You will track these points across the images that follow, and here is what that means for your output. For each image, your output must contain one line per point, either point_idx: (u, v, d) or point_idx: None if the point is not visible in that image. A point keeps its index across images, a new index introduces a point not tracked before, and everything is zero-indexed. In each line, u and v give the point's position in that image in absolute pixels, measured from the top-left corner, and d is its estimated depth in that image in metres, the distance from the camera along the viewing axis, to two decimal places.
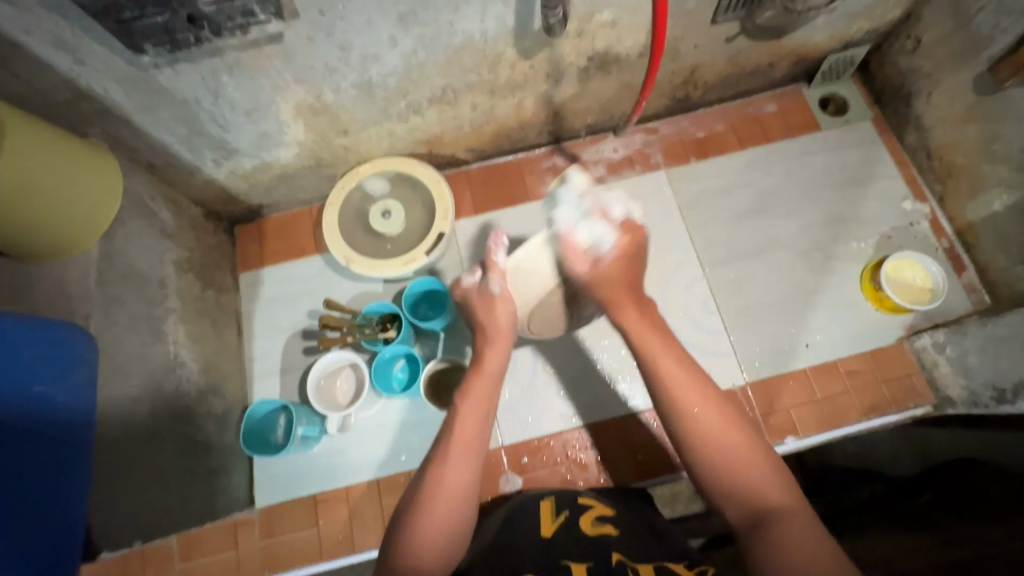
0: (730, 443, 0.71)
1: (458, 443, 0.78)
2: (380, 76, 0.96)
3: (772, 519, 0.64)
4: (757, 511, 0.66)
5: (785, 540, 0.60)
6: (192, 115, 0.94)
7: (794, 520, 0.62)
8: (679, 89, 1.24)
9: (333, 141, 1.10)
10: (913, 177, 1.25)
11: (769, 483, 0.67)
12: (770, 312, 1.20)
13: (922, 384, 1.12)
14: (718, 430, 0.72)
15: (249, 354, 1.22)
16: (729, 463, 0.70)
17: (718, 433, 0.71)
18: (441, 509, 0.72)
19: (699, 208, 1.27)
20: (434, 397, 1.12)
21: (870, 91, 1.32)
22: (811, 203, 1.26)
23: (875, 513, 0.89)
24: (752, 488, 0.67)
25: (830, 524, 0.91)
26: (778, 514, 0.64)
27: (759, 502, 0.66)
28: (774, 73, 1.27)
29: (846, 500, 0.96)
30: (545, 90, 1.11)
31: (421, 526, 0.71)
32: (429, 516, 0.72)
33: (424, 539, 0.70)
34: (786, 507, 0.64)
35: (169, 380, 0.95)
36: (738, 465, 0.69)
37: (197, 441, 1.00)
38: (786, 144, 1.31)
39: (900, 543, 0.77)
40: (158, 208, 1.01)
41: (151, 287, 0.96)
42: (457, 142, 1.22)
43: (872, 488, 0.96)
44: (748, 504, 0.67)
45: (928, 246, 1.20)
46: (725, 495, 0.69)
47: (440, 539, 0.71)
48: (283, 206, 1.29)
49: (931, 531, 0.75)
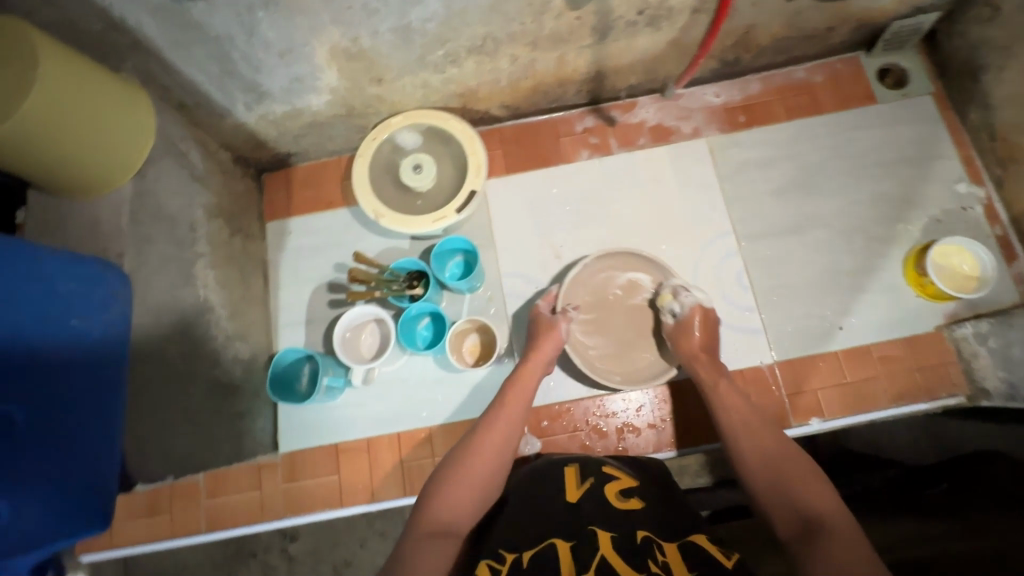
0: (775, 452, 0.77)
1: (506, 424, 0.85)
2: (420, 20, 0.91)
3: (818, 528, 0.66)
4: (806, 520, 0.68)
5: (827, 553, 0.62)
6: (225, 53, 0.91)
7: (845, 536, 0.64)
8: (730, 51, 1.17)
9: (366, 89, 1.07)
10: (971, 158, 1.19)
11: (817, 495, 0.70)
12: (807, 293, 1.16)
13: (957, 373, 1.08)
14: (758, 435, 0.80)
15: (274, 303, 1.23)
16: (781, 483, 0.73)
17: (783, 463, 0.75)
18: (482, 473, 0.79)
19: (739, 179, 1.22)
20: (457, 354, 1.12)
21: (934, 64, 1.24)
22: (859, 180, 1.20)
23: (893, 500, 0.88)
24: (803, 491, 0.71)
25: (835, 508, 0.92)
26: (828, 525, 0.66)
27: (806, 509, 0.69)
28: (833, 38, 1.20)
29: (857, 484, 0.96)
30: (589, 44, 1.05)
31: (461, 488, 0.76)
32: (467, 479, 0.77)
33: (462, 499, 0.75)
34: (834, 518, 0.66)
35: (198, 323, 0.96)
36: (781, 472, 0.74)
37: (224, 383, 1.01)
38: (837, 116, 1.24)
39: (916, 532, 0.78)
40: (188, 149, 1.00)
41: (181, 229, 0.95)
42: (492, 98, 1.17)
43: (885, 474, 0.95)
44: (797, 517, 0.69)
45: (979, 233, 1.15)
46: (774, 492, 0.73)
47: (474, 505, 0.76)
48: (311, 155, 1.27)
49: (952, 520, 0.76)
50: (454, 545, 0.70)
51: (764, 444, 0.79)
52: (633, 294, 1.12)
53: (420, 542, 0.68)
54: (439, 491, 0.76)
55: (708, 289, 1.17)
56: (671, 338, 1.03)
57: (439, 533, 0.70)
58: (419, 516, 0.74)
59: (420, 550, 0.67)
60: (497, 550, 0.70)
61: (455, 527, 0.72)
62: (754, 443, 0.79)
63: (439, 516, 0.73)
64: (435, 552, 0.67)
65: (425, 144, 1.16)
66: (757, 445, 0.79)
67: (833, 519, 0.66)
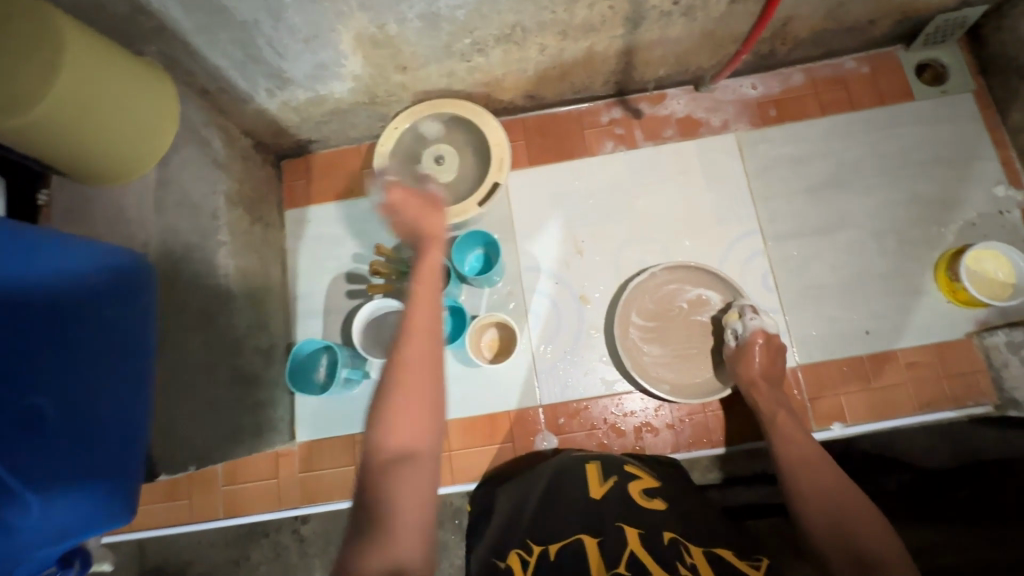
0: (831, 491, 0.79)
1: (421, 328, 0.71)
2: (449, 8, 0.88)
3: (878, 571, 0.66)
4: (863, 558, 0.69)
5: None
6: (250, 39, 0.89)
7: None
8: (765, 43, 1.13)
9: (390, 77, 1.04)
10: (1010, 161, 1.15)
11: (874, 534, 0.71)
12: (834, 295, 1.13)
13: (986, 382, 1.06)
14: (819, 475, 0.82)
15: (293, 292, 1.22)
16: (842, 528, 0.74)
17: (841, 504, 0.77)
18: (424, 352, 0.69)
19: (767, 177, 1.19)
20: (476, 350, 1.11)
21: (976, 60, 1.19)
22: (892, 180, 1.17)
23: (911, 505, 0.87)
24: (863, 534, 0.72)
25: None
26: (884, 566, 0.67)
27: (865, 552, 0.69)
28: (872, 32, 1.15)
29: (870, 486, 0.96)
30: (621, 34, 1.02)
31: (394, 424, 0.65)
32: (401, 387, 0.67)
33: (400, 409, 0.65)
34: (891, 557, 0.67)
35: (220, 312, 0.95)
36: (842, 514, 0.75)
37: (245, 372, 1.01)
38: (872, 113, 1.20)
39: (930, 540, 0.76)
40: (211, 136, 0.99)
41: (203, 218, 0.94)
42: (518, 88, 1.14)
43: (900, 476, 0.94)
44: (854, 557, 0.70)
45: (1016, 238, 1.11)
46: (835, 533, 0.74)
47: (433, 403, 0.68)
48: (331, 143, 1.25)
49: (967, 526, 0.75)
50: (423, 453, 0.64)
51: (820, 481, 0.81)
52: (698, 310, 1.11)
53: (391, 476, 0.62)
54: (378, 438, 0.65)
55: None
56: (733, 358, 1.03)
57: (406, 447, 0.64)
58: (373, 432, 0.65)
59: (395, 483, 0.61)
60: (525, 544, 0.72)
61: (424, 433, 0.66)
62: (812, 479, 0.82)
63: (397, 463, 0.63)
64: (409, 483, 0.62)
65: (449, 134, 1.14)
66: (814, 482, 0.81)
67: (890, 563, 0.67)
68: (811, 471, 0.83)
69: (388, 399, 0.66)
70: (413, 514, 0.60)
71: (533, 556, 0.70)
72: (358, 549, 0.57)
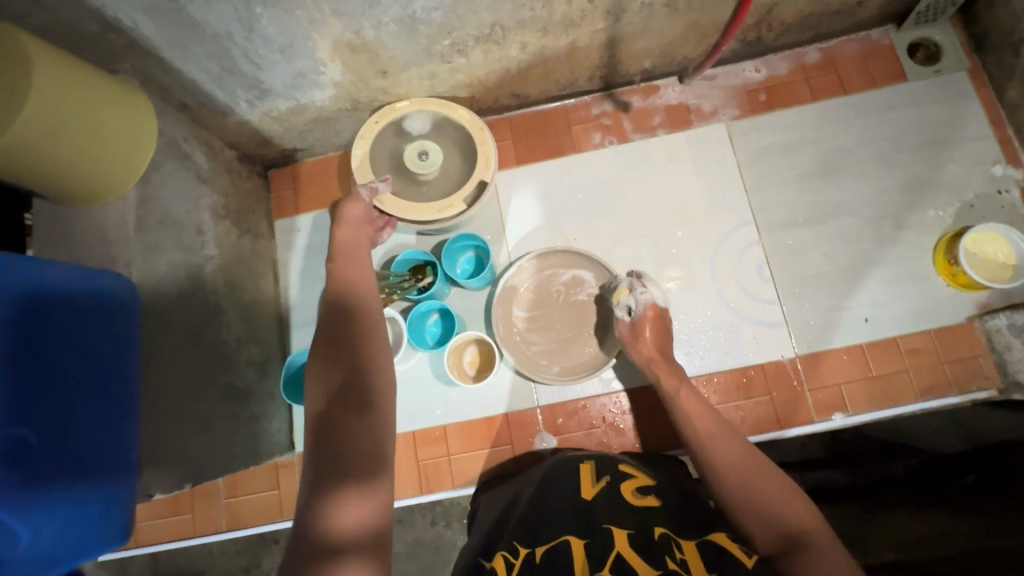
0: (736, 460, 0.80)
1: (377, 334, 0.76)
2: (425, 10, 0.87)
3: (802, 544, 0.68)
4: (788, 536, 0.70)
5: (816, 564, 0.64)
6: (225, 52, 0.88)
7: (825, 545, 0.67)
8: (751, 30, 1.10)
9: (371, 83, 1.03)
10: (1007, 139, 1.12)
11: (790, 509, 0.73)
12: (831, 284, 1.12)
13: (989, 366, 1.05)
14: (728, 445, 0.82)
15: (286, 302, 1.22)
16: (753, 495, 0.75)
17: (745, 474, 0.78)
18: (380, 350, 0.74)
19: (760, 166, 1.17)
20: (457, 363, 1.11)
21: (970, 37, 1.16)
22: (888, 165, 1.15)
23: (909, 484, 0.87)
24: (780, 506, 0.73)
25: (857, 494, 0.91)
26: (809, 541, 0.68)
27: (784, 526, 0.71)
28: (861, 13, 1.13)
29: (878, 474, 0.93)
30: (603, 28, 1.00)
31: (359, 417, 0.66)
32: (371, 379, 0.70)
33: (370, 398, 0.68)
34: (813, 531, 0.70)
35: (209, 328, 0.95)
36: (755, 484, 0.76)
37: (238, 387, 1.01)
38: (865, 96, 1.18)
39: (935, 524, 0.73)
40: (192, 151, 0.98)
41: (188, 234, 0.94)
42: (502, 87, 1.13)
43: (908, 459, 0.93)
44: (775, 527, 0.72)
45: (1015, 218, 1.09)
46: (746, 504, 0.75)
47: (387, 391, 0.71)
48: (317, 151, 1.24)
49: (974, 512, 0.72)
50: (364, 385, 0.69)
51: (732, 453, 0.81)
52: (575, 289, 1.13)
53: (335, 422, 0.65)
54: (341, 428, 0.64)
55: (727, 282, 1.13)
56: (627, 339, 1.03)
57: (345, 395, 0.67)
58: (315, 399, 0.69)
59: (344, 427, 0.64)
60: (513, 544, 0.72)
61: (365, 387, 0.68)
62: (723, 453, 0.81)
63: (362, 449, 0.63)
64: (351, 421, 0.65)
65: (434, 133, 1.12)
66: (728, 456, 0.81)
67: (806, 533, 0.70)
68: (719, 441, 0.83)
69: (354, 392, 0.68)
70: (374, 438, 0.64)
71: (520, 559, 0.69)
72: (324, 490, 0.59)
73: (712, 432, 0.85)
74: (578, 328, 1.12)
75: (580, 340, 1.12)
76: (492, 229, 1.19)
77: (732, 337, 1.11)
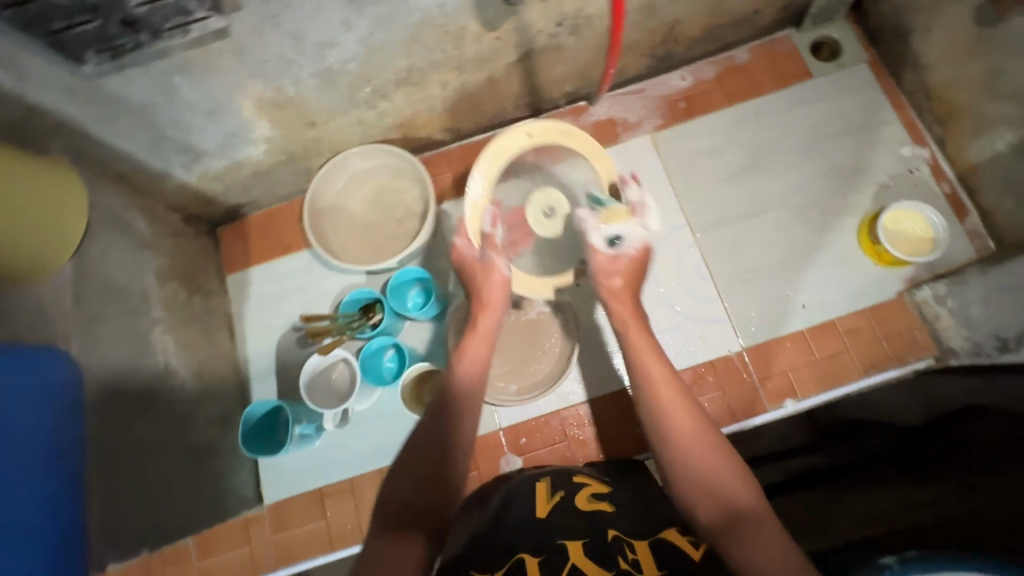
0: (689, 430, 0.76)
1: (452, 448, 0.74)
2: (340, 62, 0.91)
3: (741, 523, 0.65)
4: (729, 515, 0.67)
5: (753, 549, 0.61)
6: (152, 120, 0.91)
7: (765, 527, 0.64)
8: (660, 46, 1.17)
9: (302, 134, 1.07)
10: (911, 121, 1.19)
11: (733, 485, 0.70)
12: (766, 276, 1.16)
13: (924, 336, 1.09)
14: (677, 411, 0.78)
15: (244, 355, 1.23)
16: (701, 473, 0.72)
17: (695, 446, 0.74)
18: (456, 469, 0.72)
19: (687, 171, 1.23)
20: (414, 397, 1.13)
21: (864, 31, 1.25)
22: (806, 156, 1.21)
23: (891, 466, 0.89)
24: (726, 486, 0.70)
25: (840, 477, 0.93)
26: (749, 519, 0.65)
27: (726, 504, 0.68)
28: (760, 21, 1.20)
29: (860, 451, 0.97)
30: (517, 60, 1.06)
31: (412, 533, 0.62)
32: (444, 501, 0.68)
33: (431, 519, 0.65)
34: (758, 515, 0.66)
35: (162, 389, 0.96)
36: (704, 458, 0.73)
37: (197, 445, 1.01)
38: (776, 96, 1.25)
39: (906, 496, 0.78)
40: (133, 218, 1.00)
41: (133, 299, 0.95)
42: (432, 124, 1.17)
43: (881, 437, 0.98)
44: (718, 505, 0.69)
45: (929, 193, 1.15)
46: (699, 483, 0.71)
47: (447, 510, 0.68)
48: (262, 203, 1.27)
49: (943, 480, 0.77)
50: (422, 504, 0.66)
51: (685, 427, 0.76)
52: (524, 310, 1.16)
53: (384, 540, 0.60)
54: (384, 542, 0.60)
55: (669, 284, 1.17)
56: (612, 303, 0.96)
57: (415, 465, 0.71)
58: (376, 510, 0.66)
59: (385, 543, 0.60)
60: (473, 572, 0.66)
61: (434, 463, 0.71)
62: (677, 427, 0.76)
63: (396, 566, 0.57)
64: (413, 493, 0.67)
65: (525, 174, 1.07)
66: (679, 433, 0.76)
67: (749, 513, 0.66)
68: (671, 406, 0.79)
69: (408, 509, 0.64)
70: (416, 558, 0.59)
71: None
72: None
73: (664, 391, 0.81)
74: (531, 351, 1.15)
75: (534, 361, 1.14)
76: (438, 261, 1.22)
77: (680, 337, 1.14)
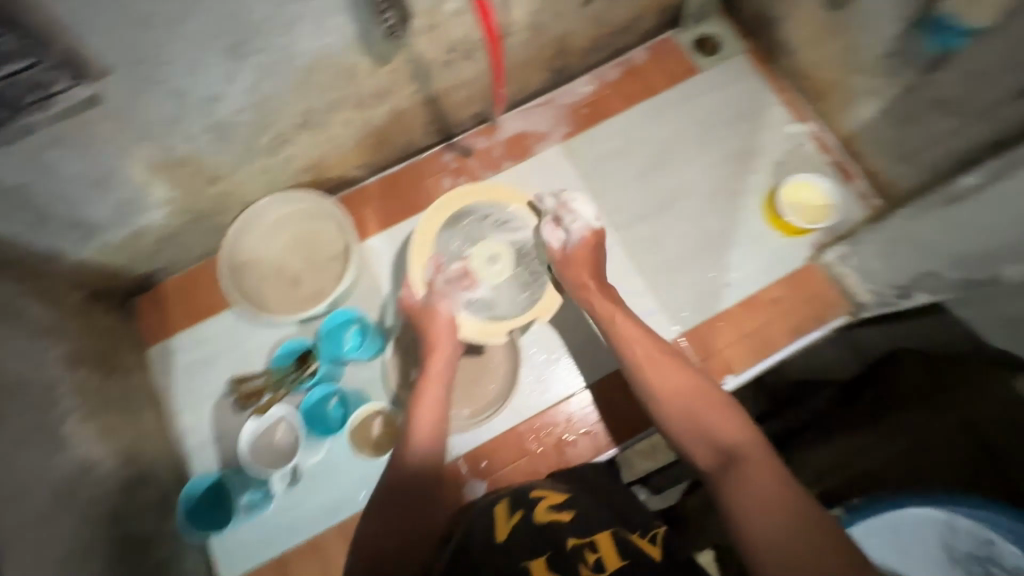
0: (677, 381, 0.81)
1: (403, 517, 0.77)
2: (232, 114, 0.89)
3: (737, 461, 0.70)
4: (723, 454, 0.72)
5: (753, 483, 0.66)
6: (32, 200, 0.85)
7: (759, 460, 0.69)
8: (555, 60, 1.21)
9: (206, 190, 1.03)
10: (792, 101, 1.29)
11: (727, 425, 0.74)
12: (689, 262, 1.21)
13: (836, 295, 1.17)
14: (664, 364, 0.83)
15: (178, 429, 1.15)
16: (695, 414, 0.77)
17: (682, 395, 0.79)
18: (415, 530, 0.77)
19: (601, 173, 1.27)
20: (363, 440, 1.09)
21: (738, 24, 1.35)
22: (706, 145, 1.28)
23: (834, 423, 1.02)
24: (717, 429, 0.75)
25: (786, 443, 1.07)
26: (740, 453, 0.71)
27: (720, 443, 0.73)
28: (643, 25, 1.27)
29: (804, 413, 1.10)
30: (417, 89, 1.07)
31: None
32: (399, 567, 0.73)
33: None
34: (749, 446, 0.71)
35: (84, 485, 0.88)
36: (695, 404, 0.78)
37: (134, 537, 0.93)
38: (670, 92, 1.32)
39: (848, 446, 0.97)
40: (27, 305, 0.93)
41: (37, 393, 0.88)
42: (343, 162, 1.16)
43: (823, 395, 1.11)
44: (713, 447, 0.73)
45: (818, 164, 1.25)
46: (688, 422, 0.77)
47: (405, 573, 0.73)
48: (176, 266, 1.21)
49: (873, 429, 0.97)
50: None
51: (678, 381, 0.81)
52: None
53: None
54: None
55: None
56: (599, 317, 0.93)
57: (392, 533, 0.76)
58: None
59: None
60: None
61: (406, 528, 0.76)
62: (670, 378, 0.81)
63: None
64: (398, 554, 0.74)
65: (465, 230, 1.06)
66: (661, 387, 0.81)
67: (740, 447, 0.71)
68: (651, 363, 0.84)
69: None
70: None
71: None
72: None
73: (643, 351, 0.86)
74: (477, 372, 1.14)
75: (481, 383, 1.14)
76: (366, 299, 1.18)
77: None
